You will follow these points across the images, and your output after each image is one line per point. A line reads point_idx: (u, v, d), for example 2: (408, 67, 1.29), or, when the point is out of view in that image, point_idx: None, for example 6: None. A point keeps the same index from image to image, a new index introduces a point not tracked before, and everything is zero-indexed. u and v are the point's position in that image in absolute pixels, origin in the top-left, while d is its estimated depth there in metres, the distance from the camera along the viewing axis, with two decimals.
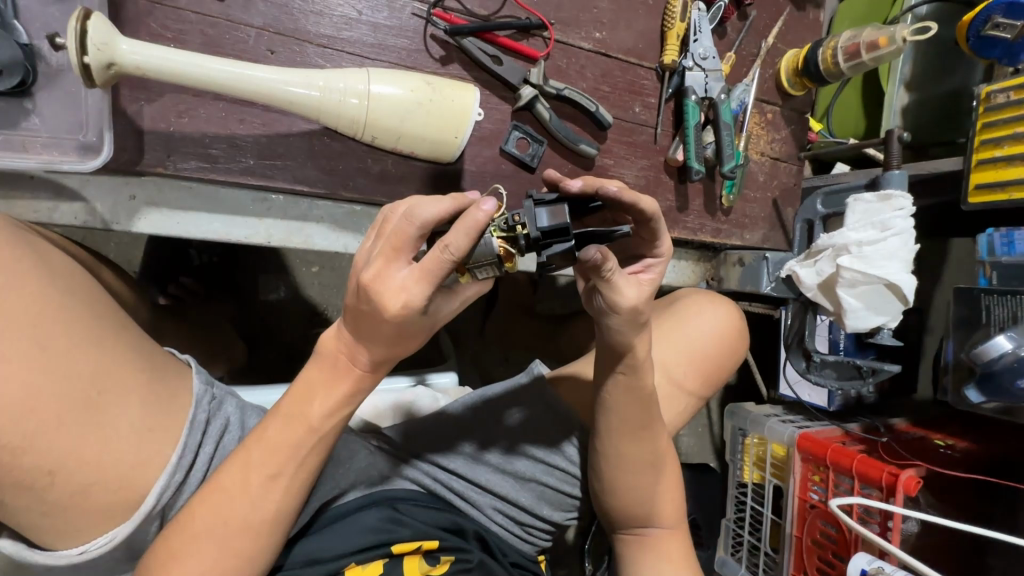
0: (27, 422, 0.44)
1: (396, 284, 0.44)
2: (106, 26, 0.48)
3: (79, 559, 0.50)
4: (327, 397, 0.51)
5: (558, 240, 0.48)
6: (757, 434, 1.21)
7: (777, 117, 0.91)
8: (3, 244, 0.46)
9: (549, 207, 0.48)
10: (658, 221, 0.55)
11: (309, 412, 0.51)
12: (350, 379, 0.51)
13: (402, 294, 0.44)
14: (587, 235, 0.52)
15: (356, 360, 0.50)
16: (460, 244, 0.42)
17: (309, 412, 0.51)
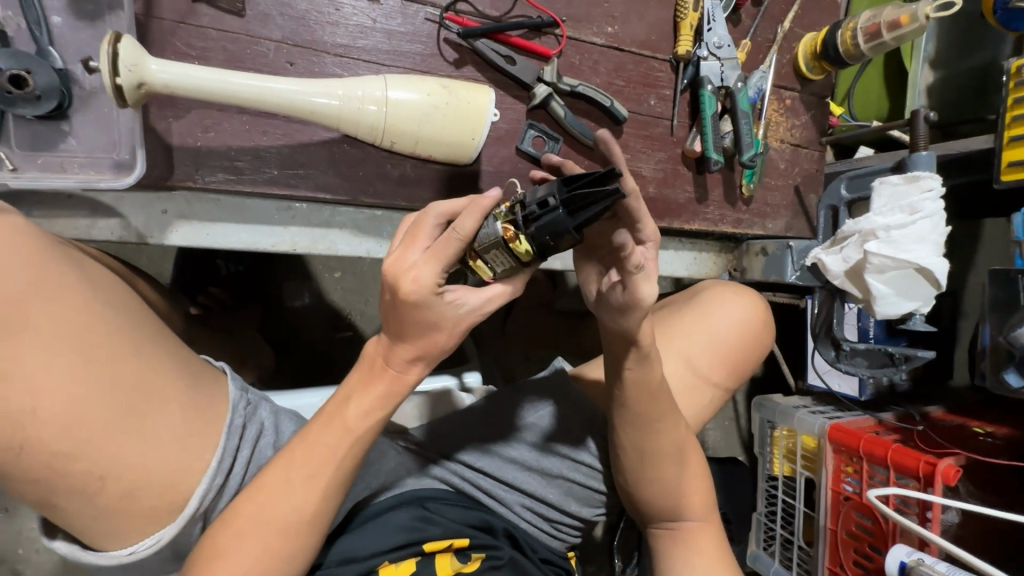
0: (78, 429, 0.47)
1: (409, 264, 0.47)
2: (135, 48, 0.50)
3: (129, 560, 0.52)
4: (364, 399, 0.53)
5: (547, 211, 0.45)
6: (786, 425, 1.19)
7: (796, 103, 0.89)
8: (52, 260, 0.48)
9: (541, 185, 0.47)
10: (635, 200, 0.50)
11: (345, 414, 0.53)
12: (387, 381, 0.53)
13: (413, 272, 0.46)
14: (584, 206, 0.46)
15: (390, 363, 0.52)
16: (466, 224, 0.45)
17: (346, 413, 0.53)
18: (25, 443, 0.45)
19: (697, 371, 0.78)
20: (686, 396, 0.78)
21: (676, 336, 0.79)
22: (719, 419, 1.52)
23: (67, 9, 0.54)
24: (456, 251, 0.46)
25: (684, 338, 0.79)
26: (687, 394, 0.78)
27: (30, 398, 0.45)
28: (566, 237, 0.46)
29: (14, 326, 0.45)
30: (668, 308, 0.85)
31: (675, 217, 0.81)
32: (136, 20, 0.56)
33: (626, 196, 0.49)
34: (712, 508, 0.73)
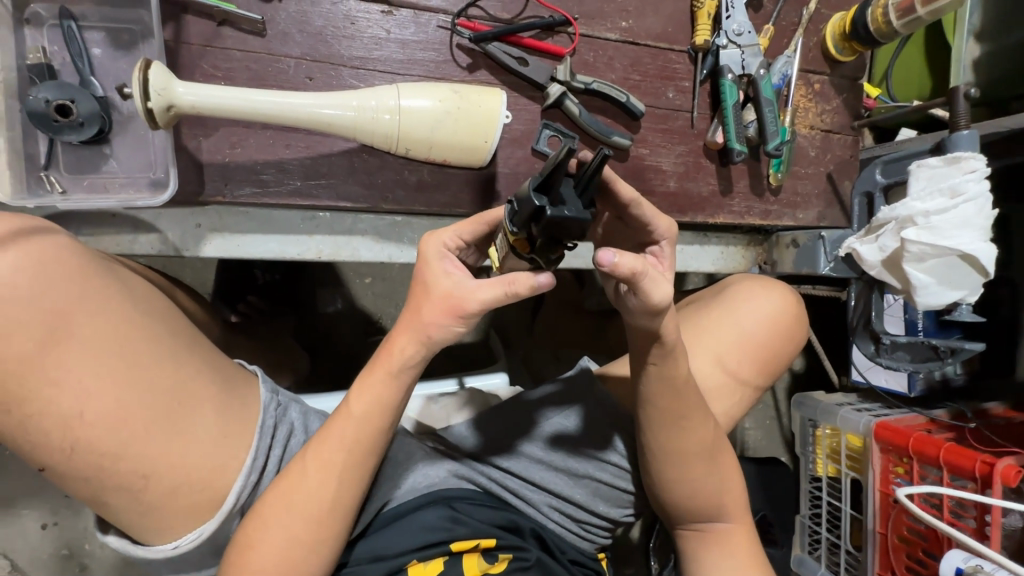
0: (121, 430, 0.50)
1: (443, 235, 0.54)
2: (164, 73, 0.53)
3: (173, 554, 0.55)
4: (375, 394, 0.54)
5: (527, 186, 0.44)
6: (829, 424, 1.14)
7: (826, 87, 0.85)
8: (94, 274, 0.51)
9: None
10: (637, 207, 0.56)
11: (351, 410, 0.54)
12: (389, 374, 0.53)
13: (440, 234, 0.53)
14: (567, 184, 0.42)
15: (393, 354, 0.53)
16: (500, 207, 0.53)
17: (351, 409, 0.54)
18: (76, 443, 0.49)
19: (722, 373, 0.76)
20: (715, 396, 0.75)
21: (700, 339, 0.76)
22: (759, 419, 1.47)
23: (105, 40, 0.58)
24: (475, 225, 0.53)
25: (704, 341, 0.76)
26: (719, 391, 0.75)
27: (78, 402, 0.49)
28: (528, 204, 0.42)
29: (60, 336, 0.48)
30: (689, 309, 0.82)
31: (698, 211, 0.80)
32: (167, 47, 0.59)
33: (623, 204, 0.56)
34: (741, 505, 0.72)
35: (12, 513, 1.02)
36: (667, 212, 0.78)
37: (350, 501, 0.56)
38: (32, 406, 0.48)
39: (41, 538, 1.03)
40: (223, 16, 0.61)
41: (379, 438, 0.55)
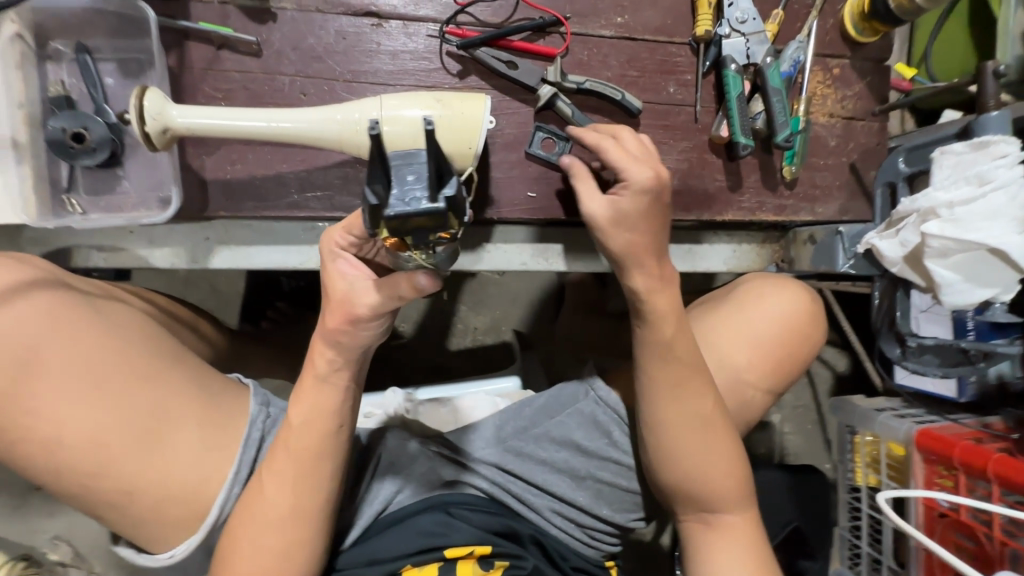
0: (103, 451, 0.54)
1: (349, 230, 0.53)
2: (160, 99, 0.56)
3: (172, 562, 0.59)
4: (314, 399, 0.56)
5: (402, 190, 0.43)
6: (868, 431, 1.06)
7: (847, 71, 0.80)
8: (74, 307, 0.56)
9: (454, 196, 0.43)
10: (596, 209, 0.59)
11: (290, 421, 0.56)
12: (320, 379, 0.55)
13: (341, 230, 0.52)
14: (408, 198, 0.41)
15: (315, 360, 0.55)
16: None
17: (291, 418, 0.56)
18: (62, 464, 0.54)
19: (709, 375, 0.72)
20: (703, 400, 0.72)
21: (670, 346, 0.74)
22: (798, 424, 1.38)
23: (117, 70, 0.63)
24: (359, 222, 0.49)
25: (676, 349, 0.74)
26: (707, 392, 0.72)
27: (55, 428, 0.53)
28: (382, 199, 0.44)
29: (33, 368, 0.53)
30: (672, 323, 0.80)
31: (704, 209, 0.76)
32: (171, 72, 0.63)
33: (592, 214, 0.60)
34: (750, 512, 0.68)
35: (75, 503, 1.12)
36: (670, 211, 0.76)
37: (317, 507, 0.57)
38: (19, 433, 0.53)
39: (99, 527, 1.12)
40: (222, 40, 0.64)
41: (331, 441, 0.57)
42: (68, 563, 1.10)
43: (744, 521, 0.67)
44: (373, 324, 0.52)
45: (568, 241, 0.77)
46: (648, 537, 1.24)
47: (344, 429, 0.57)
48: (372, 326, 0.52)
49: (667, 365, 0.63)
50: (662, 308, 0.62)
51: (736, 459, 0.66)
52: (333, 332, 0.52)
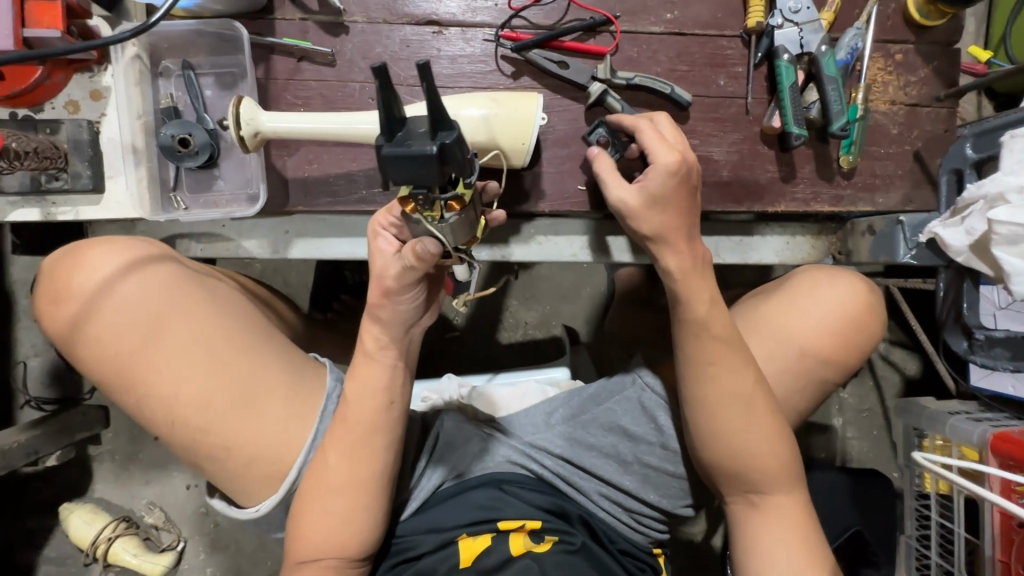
0: (210, 410, 0.63)
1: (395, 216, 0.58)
2: (252, 106, 0.64)
3: (257, 516, 0.66)
4: (367, 376, 0.62)
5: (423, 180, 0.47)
6: (938, 434, 1.01)
7: (910, 56, 0.77)
8: (189, 287, 0.65)
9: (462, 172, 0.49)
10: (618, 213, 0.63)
11: (349, 398, 0.62)
12: (371, 358, 0.62)
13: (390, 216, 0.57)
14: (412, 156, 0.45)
15: (366, 344, 0.62)
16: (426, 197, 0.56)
17: (348, 392, 0.62)
18: (173, 420, 0.63)
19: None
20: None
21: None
22: (862, 428, 1.32)
23: (214, 83, 0.72)
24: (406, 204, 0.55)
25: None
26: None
27: (172, 387, 0.62)
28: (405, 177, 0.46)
29: (154, 336, 0.62)
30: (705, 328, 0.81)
31: (756, 200, 0.76)
32: (259, 83, 0.71)
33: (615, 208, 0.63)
34: (796, 501, 0.67)
35: (167, 473, 1.25)
36: (721, 202, 0.76)
37: (375, 474, 0.63)
38: (141, 391, 0.62)
39: (186, 496, 1.25)
40: (302, 53, 0.71)
41: (383, 416, 0.62)
42: (161, 526, 1.24)
43: (790, 510, 0.67)
44: (406, 300, 0.58)
45: (591, 217, 0.79)
46: (698, 537, 1.22)
47: (395, 405, 0.63)
48: (404, 303, 0.59)
49: (705, 351, 0.64)
50: (703, 294, 0.63)
51: (779, 446, 0.66)
52: (378, 314, 0.60)
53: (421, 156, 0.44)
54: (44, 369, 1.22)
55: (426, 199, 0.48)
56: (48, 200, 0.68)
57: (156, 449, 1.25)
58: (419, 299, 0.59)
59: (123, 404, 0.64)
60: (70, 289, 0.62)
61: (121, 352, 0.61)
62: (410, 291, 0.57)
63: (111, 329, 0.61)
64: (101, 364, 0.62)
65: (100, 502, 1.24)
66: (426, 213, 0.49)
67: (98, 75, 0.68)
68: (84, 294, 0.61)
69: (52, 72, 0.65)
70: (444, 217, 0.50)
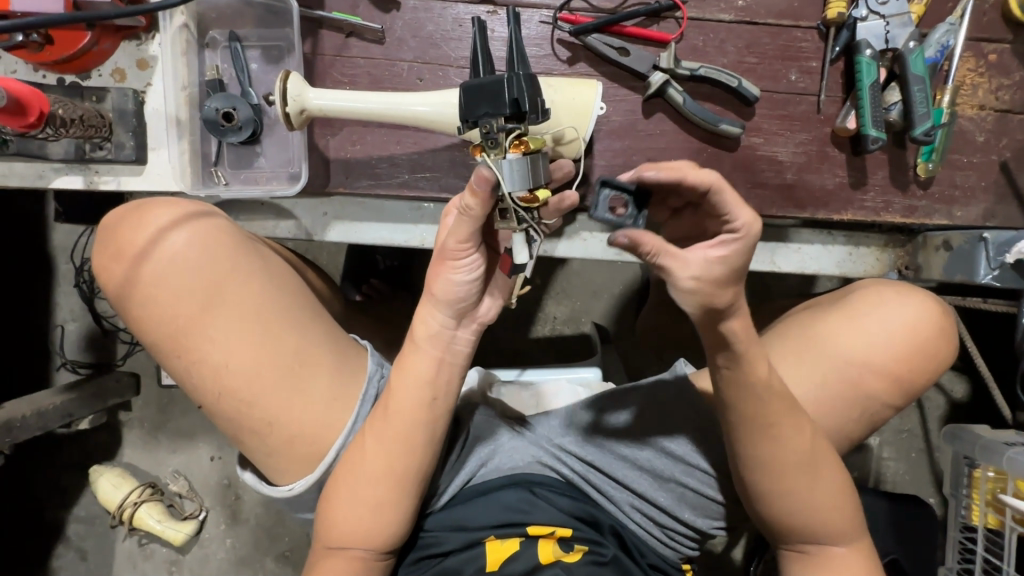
0: (257, 382, 0.61)
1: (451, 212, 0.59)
2: (299, 82, 0.62)
3: (290, 496, 0.65)
4: (414, 370, 0.59)
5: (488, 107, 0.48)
6: (992, 465, 0.94)
7: (1005, 57, 0.70)
8: (244, 253, 0.62)
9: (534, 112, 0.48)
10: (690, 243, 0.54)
11: (393, 390, 0.60)
12: (418, 349, 0.59)
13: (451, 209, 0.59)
14: (478, 88, 0.48)
15: (416, 333, 0.59)
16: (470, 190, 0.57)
17: (393, 384, 0.60)
18: (221, 390, 0.61)
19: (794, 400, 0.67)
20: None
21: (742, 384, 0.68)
22: (902, 450, 1.25)
23: (260, 56, 0.69)
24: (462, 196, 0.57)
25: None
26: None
27: (223, 355, 0.60)
28: (473, 111, 0.48)
29: (212, 303, 0.60)
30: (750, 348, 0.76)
31: (821, 207, 0.71)
32: (305, 59, 0.69)
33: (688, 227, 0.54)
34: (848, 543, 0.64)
35: (192, 444, 1.27)
36: (782, 207, 0.71)
37: (411, 471, 0.61)
38: (192, 356, 0.60)
39: (209, 467, 1.26)
40: (351, 28, 0.68)
41: (429, 412, 0.60)
42: (184, 495, 1.26)
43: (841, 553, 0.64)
44: (463, 268, 0.55)
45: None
46: (719, 549, 1.19)
47: (438, 402, 0.61)
48: (460, 272, 0.55)
49: (770, 406, 0.58)
50: None
51: (833, 473, 0.62)
52: (433, 289, 0.56)
53: (492, 85, 0.47)
54: (81, 334, 1.24)
55: (490, 132, 0.48)
56: (91, 168, 0.67)
57: (184, 419, 1.27)
58: (477, 267, 0.55)
59: (169, 367, 0.62)
60: (127, 245, 0.60)
61: (177, 315, 0.60)
62: (470, 247, 0.53)
63: (169, 292, 0.59)
64: (152, 326, 0.60)
65: (128, 466, 1.26)
66: (491, 154, 0.48)
67: (145, 44, 0.67)
68: (144, 252, 0.59)
69: (100, 39, 0.64)
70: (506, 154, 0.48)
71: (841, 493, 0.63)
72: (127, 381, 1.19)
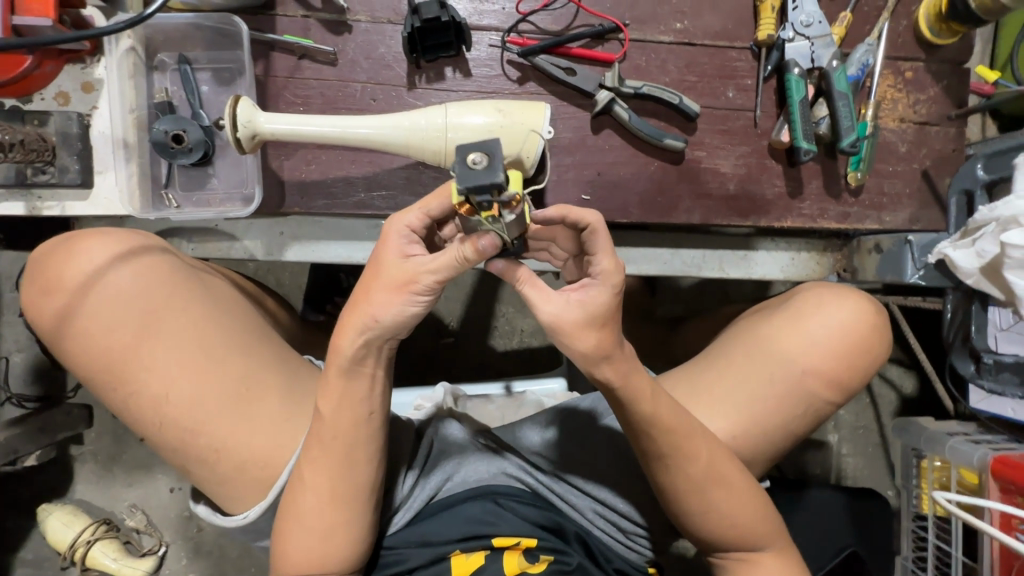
0: (201, 408, 0.60)
1: (407, 215, 0.53)
2: (250, 106, 0.62)
3: (244, 524, 0.63)
4: (343, 394, 0.57)
5: (437, 34, 0.68)
6: (937, 455, 0.99)
7: (920, 74, 0.76)
8: (179, 278, 0.62)
9: (489, 155, 0.42)
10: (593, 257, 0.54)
11: (322, 412, 0.58)
12: (341, 373, 0.56)
13: (416, 212, 0.53)
14: (428, 29, 0.67)
15: (342, 349, 0.54)
16: (437, 205, 0.52)
17: (322, 411, 0.57)
18: (163, 420, 0.60)
19: (741, 400, 0.71)
20: (734, 432, 0.70)
21: (689, 396, 0.72)
22: (859, 446, 1.30)
23: (211, 79, 0.70)
24: (439, 199, 0.52)
25: (707, 386, 0.72)
26: (744, 420, 0.70)
27: (163, 383, 0.59)
28: (425, 45, 0.68)
29: (146, 331, 0.59)
30: (704, 353, 0.78)
31: (762, 215, 0.75)
32: (258, 81, 0.69)
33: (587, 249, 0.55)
34: (786, 547, 0.67)
35: (151, 476, 1.22)
36: (726, 216, 0.75)
37: (357, 494, 0.60)
38: (130, 388, 0.59)
39: (169, 499, 1.22)
40: (303, 51, 0.69)
41: (362, 428, 0.58)
42: (143, 530, 1.21)
43: (780, 556, 0.66)
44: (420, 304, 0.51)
45: None
46: (690, 553, 1.20)
47: (374, 416, 0.59)
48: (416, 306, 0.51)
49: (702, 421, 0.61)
50: None
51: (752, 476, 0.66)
52: (376, 318, 0.52)
53: (437, 28, 0.67)
54: (27, 367, 1.19)
55: (486, 205, 0.45)
56: (33, 194, 0.66)
57: (140, 450, 1.22)
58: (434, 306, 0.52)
59: (107, 399, 0.61)
60: (60, 279, 0.59)
61: (110, 347, 0.58)
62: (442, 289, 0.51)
63: (103, 323, 0.58)
64: (88, 359, 0.59)
65: (80, 503, 1.20)
66: (484, 217, 0.46)
67: (91, 67, 0.66)
68: (78, 284, 0.59)
69: (42, 62, 0.62)
70: (503, 217, 0.47)
71: (767, 507, 0.66)
72: (78, 413, 1.14)
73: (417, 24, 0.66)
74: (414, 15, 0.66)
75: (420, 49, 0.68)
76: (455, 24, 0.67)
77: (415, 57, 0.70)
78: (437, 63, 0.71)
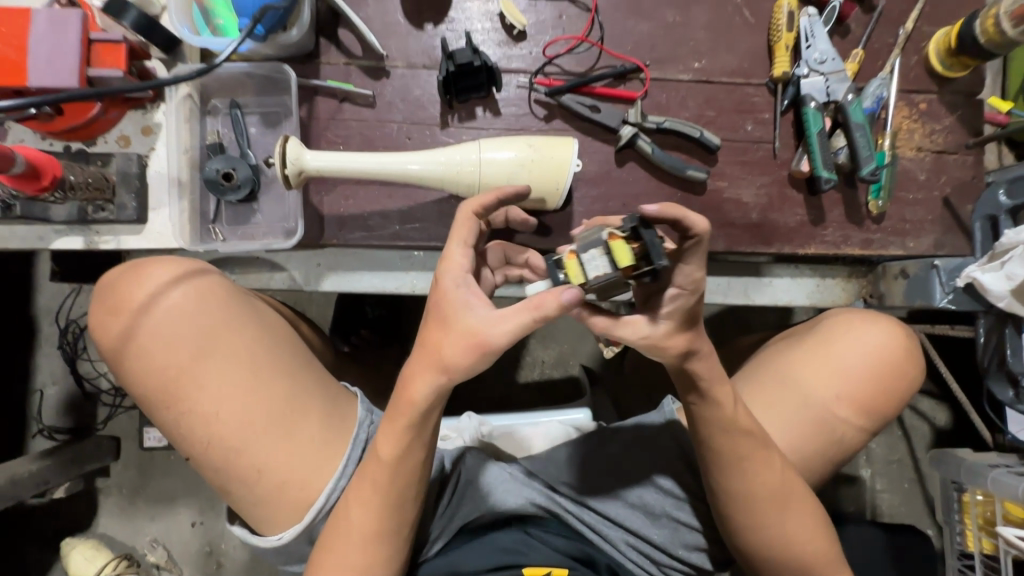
0: (248, 429, 0.61)
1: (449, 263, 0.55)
2: (297, 146, 0.66)
3: (278, 545, 0.63)
4: (400, 433, 0.57)
5: (469, 76, 0.72)
6: (978, 488, 0.96)
7: (934, 106, 0.79)
8: (236, 304, 0.64)
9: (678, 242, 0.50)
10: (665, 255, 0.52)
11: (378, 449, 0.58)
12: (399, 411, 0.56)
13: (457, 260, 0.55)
14: (460, 73, 0.71)
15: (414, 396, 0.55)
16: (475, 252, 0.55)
17: (380, 449, 0.58)
18: (211, 439, 0.62)
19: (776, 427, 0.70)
20: None
21: None
22: (895, 481, 1.26)
23: (259, 121, 0.75)
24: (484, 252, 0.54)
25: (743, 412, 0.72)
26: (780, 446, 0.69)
27: (215, 403, 0.61)
28: (459, 87, 0.73)
29: (203, 353, 0.61)
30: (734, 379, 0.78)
31: (785, 242, 0.76)
32: (302, 122, 0.74)
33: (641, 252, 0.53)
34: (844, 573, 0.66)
35: (173, 509, 1.22)
36: (750, 244, 0.76)
37: (398, 524, 0.60)
38: (182, 407, 0.61)
39: (190, 534, 1.21)
40: (344, 94, 0.74)
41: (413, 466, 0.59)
42: (163, 565, 1.20)
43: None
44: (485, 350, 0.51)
45: None
46: None
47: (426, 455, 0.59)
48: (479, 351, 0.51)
49: (738, 446, 0.62)
50: None
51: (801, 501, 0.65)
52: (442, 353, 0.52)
53: (468, 72, 0.71)
54: (60, 399, 1.22)
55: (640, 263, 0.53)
56: (92, 229, 0.70)
57: (164, 483, 1.22)
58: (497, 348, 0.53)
59: (158, 417, 0.63)
60: (124, 300, 0.62)
61: (168, 366, 0.61)
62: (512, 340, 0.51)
63: (161, 346, 0.61)
64: (144, 379, 0.61)
65: (103, 537, 1.20)
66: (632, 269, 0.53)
67: (150, 112, 0.71)
68: (139, 306, 0.61)
69: (108, 109, 0.68)
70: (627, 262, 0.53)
71: (815, 531, 0.65)
72: (107, 445, 1.16)
73: (452, 68, 0.70)
74: (448, 59, 0.71)
75: (453, 91, 0.73)
76: (487, 68, 0.72)
77: (448, 98, 0.74)
78: (468, 103, 0.75)
